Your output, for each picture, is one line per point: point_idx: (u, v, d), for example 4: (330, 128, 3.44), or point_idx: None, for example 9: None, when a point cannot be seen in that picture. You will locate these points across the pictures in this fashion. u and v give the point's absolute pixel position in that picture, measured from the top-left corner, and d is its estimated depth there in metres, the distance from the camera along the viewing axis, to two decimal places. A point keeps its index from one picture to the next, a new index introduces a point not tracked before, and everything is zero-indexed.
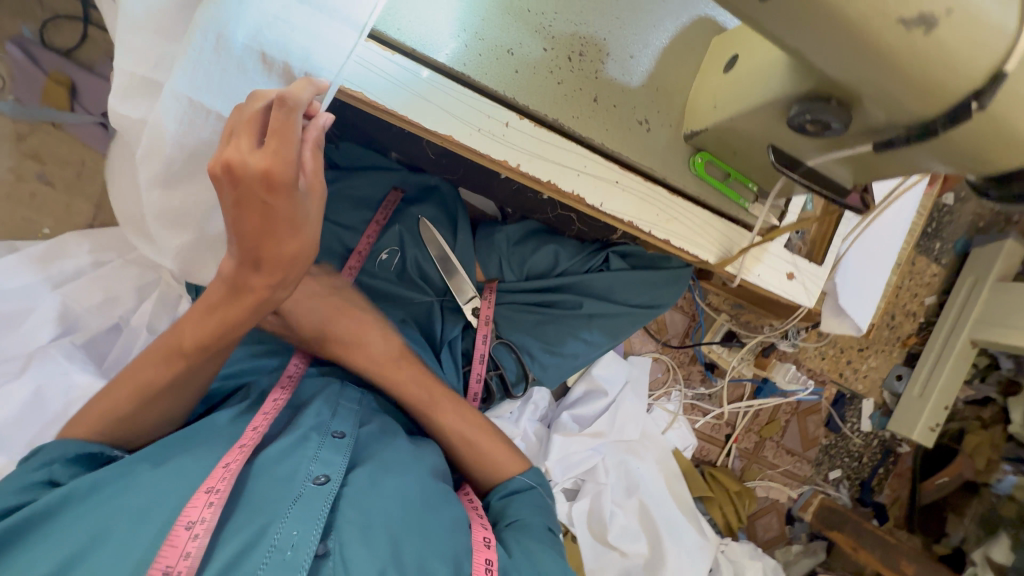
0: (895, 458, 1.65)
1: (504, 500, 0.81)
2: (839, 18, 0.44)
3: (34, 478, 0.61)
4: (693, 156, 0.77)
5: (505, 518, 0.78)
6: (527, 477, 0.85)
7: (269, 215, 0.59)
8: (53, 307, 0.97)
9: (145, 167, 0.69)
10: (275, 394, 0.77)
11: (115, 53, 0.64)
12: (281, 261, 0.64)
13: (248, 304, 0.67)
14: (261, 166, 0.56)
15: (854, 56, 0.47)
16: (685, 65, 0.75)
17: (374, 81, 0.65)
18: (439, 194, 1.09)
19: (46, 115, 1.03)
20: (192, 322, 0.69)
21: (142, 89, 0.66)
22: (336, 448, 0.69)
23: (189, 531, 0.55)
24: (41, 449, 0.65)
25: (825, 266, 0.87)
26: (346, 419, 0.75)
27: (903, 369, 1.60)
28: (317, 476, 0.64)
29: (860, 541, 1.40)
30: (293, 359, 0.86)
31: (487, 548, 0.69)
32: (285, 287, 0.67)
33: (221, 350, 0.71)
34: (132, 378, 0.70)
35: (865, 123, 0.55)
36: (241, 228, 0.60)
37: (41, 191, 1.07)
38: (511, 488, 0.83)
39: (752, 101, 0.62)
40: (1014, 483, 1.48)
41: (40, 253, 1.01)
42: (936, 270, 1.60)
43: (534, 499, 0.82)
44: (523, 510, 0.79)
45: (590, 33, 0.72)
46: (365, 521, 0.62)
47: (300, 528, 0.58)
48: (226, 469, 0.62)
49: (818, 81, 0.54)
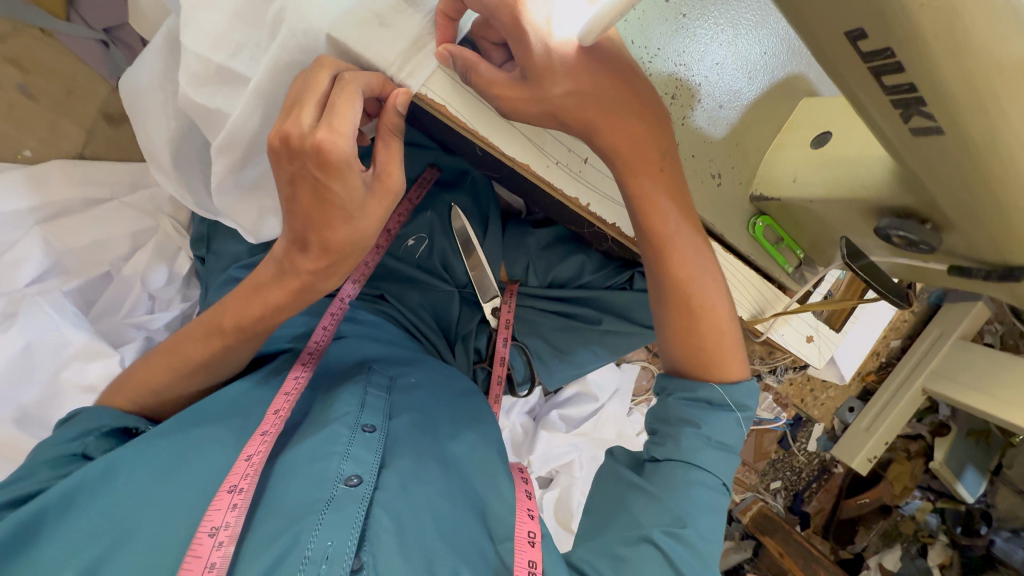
0: (828, 475, 1.73)
1: (685, 409, 0.63)
2: (978, 162, 0.42)
3: (69, 450, 0.59)
4: (754, 218, 0.77)
5: (669, 456, 0.61)
6: (723, 389, 0.64)
7: (331, 209, 0.54)
8: (38, 239, 0.87)
9: (218, 158, 0.65)
10: (296, 370, 0.72)
11: (182, 33, 0.58)
12: (330, 247, 0.56)
13: (294, 289, 0.60)
14: (319, 142, 0.50)
15: (964, 195, 0.46)
16: (768, 123, 0.73)
17: (459, 95, 0.62)
18: (473, 182, 1.04)
19: (32, 20, 0.85)
20: (237, 302, 0.63)
21: (218, 78, 0.61)
22: (367, 445, 0.63)
23: (213, 539, 0.52)
24: (79, 411, 0.63)
25: (841, 332, 0.95)
26: (376, 413, 0.68)
27: (856, 403, 1.67)
28: (349, 476, 0.59)
29: (787, 549, 1.54)
30: (321, 322, 0.82)
31: (531, 548, 0.61)
32: (339, 281, 0.61)
33: (261, 334, 0.64)
34: (169, 353, 0.65)
35: (946, 248, 0.56)
36: (297, 213, 0.55)
37: (19, 104, 0.91)
38: (699, 394, 0.64)
39: (838, 194, 0.62)
40: (918, 506, 1.66)
41: (24, 177, 0.90)
42: (908, 316, 1.63)
43: (723, 430, 0.62)
44: (701, 452, 0.60)
45: (686, 75, 0.68)
46: (400, 528, 0.57)
47: (335, 538, 0.53)
48: (248, 464, 0.59)
49: (922, 200, 0.53)
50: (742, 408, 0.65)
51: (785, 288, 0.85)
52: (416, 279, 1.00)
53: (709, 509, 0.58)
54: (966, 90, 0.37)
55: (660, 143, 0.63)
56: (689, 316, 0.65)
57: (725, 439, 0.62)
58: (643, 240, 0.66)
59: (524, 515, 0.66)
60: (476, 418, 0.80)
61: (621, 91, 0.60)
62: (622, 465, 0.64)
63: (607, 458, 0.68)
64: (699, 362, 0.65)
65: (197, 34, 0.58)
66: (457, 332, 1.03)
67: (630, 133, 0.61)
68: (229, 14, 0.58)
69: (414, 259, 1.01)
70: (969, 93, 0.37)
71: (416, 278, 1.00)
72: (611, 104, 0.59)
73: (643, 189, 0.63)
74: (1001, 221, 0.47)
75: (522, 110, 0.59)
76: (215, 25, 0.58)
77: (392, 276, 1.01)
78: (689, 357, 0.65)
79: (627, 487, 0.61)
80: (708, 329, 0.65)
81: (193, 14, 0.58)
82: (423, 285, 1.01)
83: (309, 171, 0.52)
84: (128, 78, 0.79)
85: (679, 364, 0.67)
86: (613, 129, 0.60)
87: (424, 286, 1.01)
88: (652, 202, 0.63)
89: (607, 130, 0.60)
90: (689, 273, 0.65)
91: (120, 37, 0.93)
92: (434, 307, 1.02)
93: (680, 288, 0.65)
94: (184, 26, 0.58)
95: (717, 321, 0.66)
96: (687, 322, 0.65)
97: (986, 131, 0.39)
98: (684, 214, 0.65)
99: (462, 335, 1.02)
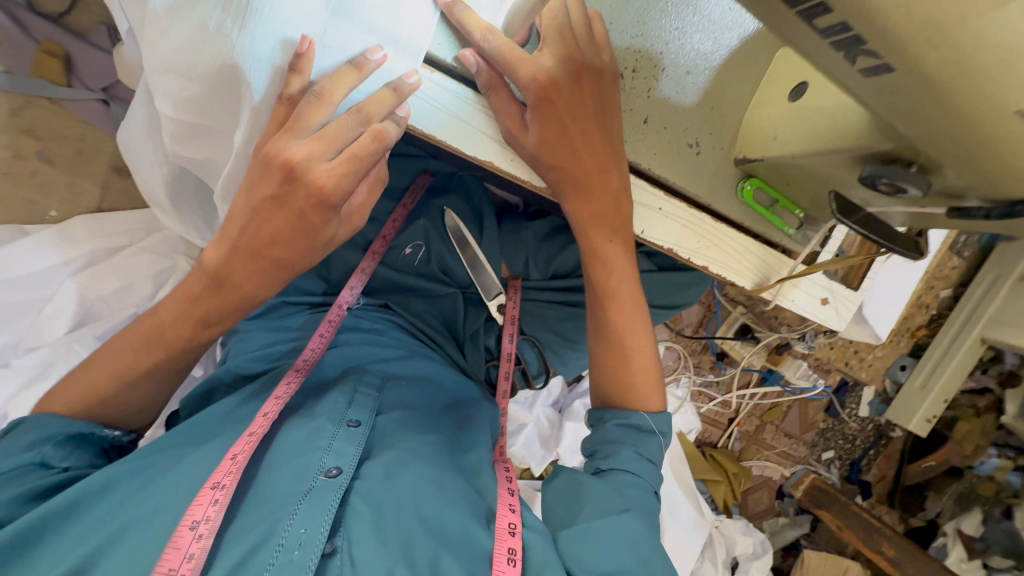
0: (887, 440, 1.63)
1: (619, 434, 0.70)
2: (920, 78, 0.39)
3: (25, 460, 0.57)
4: (742, 181, 0.74)
5: (612, 467, 0.67)
6: (651, 418, 0.72)
7: (311, 236, 0.59)
8: (70, 296, 0.96)
9: (222, 203, 0.71)
10: (289, 377, 0.74)
11: (156, 101, 0.64)
12: (257, 253, 0.59)
13: (231, 299, 0.62)
14: (286, 155, 0.54)
15: (929, 122, 0.43)
16: (743, 80, 0.70)
17: (418, 107, 0.62)
18: (463, 185, 1.02)
19: (38, 89, 0.95)
20: (178, 319, 0.63)
21: (192, 132, 0.67)
22: (350, 438, 0.64)
23: (192, 531, 0.52)
24: (25, 420, 0.61)
25: (860, 291, 0.89)
26: (363, 408, 0.69)
27: (908, 360, 1.51)
28: (329, 469, 0.59)
29: (846, 522, 1.43)
30: (310, 343, 0.81)
31: (511, 536, 0.60)
32: (271, 289, 0.63)
33: (206, 343, 0.67)
34: (111, 359, 0.65)
35: (943, 187, 0.51)
36: (253, 228, 0.58)
37: (42, 170, 1.01)
38: (630, 422, 0.71)
39: (819, 145, 0.59)
40: (996, 465, 1.46)
41: (47, 239, 0.98)
42: (957, 263, 1.45)
43: (652, 453, 0.70)
44: (634, 464, 0.67)
45: (645, 45, 0.67)
46: (377, 516, 0.56)
47: (309, 524, 0.53)
48: (232, 462, 0.59)
49: (900, 143, 0.49)
50: (663, 434, 0.73)
51: (788, 252, 0.82)
52: (417, 288, 0.98)
53: (646, 510, 0.65)
54: (907, 23, 0.36)
55: (621, 185, 0.66)
56: (622, 357, 0.73)
57: (653, 458, 0.70)
58: (588, 291, 0.73)
59: (506, 509, 0.64)
60: (466, 419, 0.80)
61: (590, 125, 0.62)
62: (576, 471, 0.68)
63: (556, 469, 0.72)
64: (628, 394, 0.73)
65: (165, 98, 0.63)
66: (465, 332, 0.99)
67: (583, 159, 0.63)
68: (179, 75, 0.60)
69: (414, 268, 0.98)
70: (909, 24, 0.36)
71: (418, 288, 0.98)
72: (579, 127, 0.62)
73: (594, 247, 0.70)
74: (994, 157, 0.42)
75: (500, 102, 0.61)
76: (174, 88, 0.62)
77: (389, 286, 0.99)
78: (610, 391, 0.74)
79: (582, 485, 0.66)
80: (633, 369, 0.73)
81: (159, 80, 0.62)
82: (426, 291, 0.99)
83: (293, 201, 0.56)
84: (123, 131, 0.85)
85: (607, 396, 0.74)
86: (573, 143, 0.63)
87: (428, 293, 0.99)
88: (596, 223, 0.68)
89: (565, 159, 0.63)
90: (626, 319, 0.73)
91: (116, 93, 0.98)
92: (439, 311, 1.00)
93: (615, 333, 0.73)
94: (154, 92, 0.64)
95: (642, 364, 0.74)
96: (614, 363, 0.73)
97: (948, 63, 0.37)
98: (620, 269, 0.72)
99: (471, 334, 0.99)
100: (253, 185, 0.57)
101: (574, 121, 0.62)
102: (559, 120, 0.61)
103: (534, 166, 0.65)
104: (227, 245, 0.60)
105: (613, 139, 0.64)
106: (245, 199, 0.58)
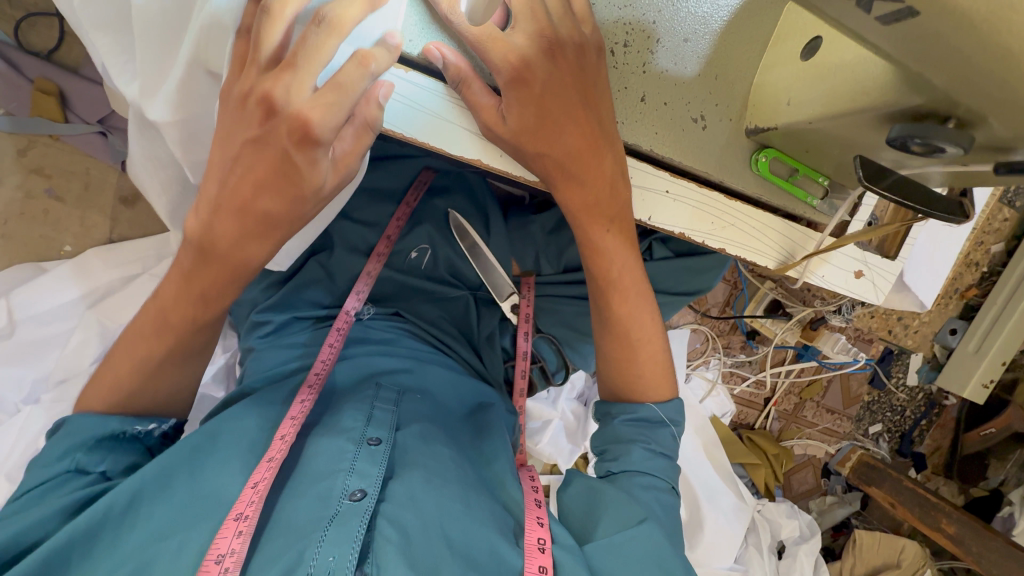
0: (939, 409, 1.53)
1: (629, 431, 0.67)
2: None
3: (61, 469, 0.57)
4: (755, 153, 0.68)
5: (624, 468, 0.65)
6: (662, 409, 0.69)
7: (296, 180, 0.56)
8: (89, 326, 0.98)
9: None
10: (303, 394, 0.72)
11: (154, 110, 0.67)
12: (250, 209, 0.57)
13: (225, 269, 0.60)
14: (264, 89, 0.52)
15: (966, 66, 0.39)
16: (749, 41, 0.64)
17: (392, 107, 0.58)
18: (464, 179, 0.98)
19: (40, 128, 0.97)
20: (176, 298, 0.62)
21: (188, 129, 0.68)
22: (372, 458, 0.62)
23: (219, 565, 0.52)
24: (66, 421, 0.61)
25: (898, 261, 0.82)
26: (382, 424, 0.67)
27: (959, 323, 1.39)
28: (353, 492, 0.58)
29: (899, 498, 1.35)
30: (318, 356, 0.79)
31: (542, 553, 0.58)
32: (264, 249, 0.61)
33: (213, 321, 0.65)
34: (118, 367, 0.64)
35: (987, 140, 0.44)
36: (235, 177, 0.56)
37: (53, 207, 1.03)
38: (640, 415, 0.68)
39: (843, 107, 0.53)
40: None
41: (66, 271, 1.01)
42: (1008, 215, 1.33)
43: (666, 446, 0.67)
44: (647, 464, 0.65)
45: (637, 15, 0.61)
46: (405, 539, 0.54)
47: (337, 551, 0.52)
48: (254, 490, 0.59)
49: (931, 96, 0.43)
50: (676, 423, 0.69)
51: (814, 223, 0.76)
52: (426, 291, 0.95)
53: (665, 507, 0.63)
54: None
55: (615, 169, 0.62)
56: (629, 348, 0.69)
57: (669, 452, 0.67)
58: (593, 282, 0.69)
59: (534, 523, 0.62)
60: (485, 429, 0.78)
61: (580, 109, 0.58)
62: (589, 479, 0.66)
63: (571, 474, 0.69)
64: (641, 384, 0.69)
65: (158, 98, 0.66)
66: (480, 335, 0.96)
67: (575, 145, 0.59)
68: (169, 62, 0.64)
69: (421, 272, 0.95)
70: None
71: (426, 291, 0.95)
72: (571, 110, 0.58)
73: (592, 238, 0.66)
74: None
75: (476, 88, 0.56)
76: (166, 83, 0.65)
77: (395, 289, 0.95)
78: (623, 387, 0.70)
79: (596, 494, 0.64)
80: (645, 360, 0.69)
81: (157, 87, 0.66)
82: (436, 298, 0.96)
83: (275, 140, 0.54)
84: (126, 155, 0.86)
85: (615, 388, 0.71)
86: (562, 126, 0.58)
87: (438, 297, 0.96)
88: (596, 211, 0.64)
89: (553, 147, 0.59)
90: (632, 310, 0.68)
91: (114, 123, 0.99)
92: (451, 314, 0.96)
93: (621, 324, 0.68)
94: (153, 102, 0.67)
95: (653, 353, 0.70)
96: (625, 355, 0.69)
97: None
98: (624, 257, 0.67)
99: (485, 335, 0.96)
100: (228, 130, 0.56)
101: (557, 103, 0.57)
102: (537, 104, 0.57)
103: (520, 155, 0.60)
104: (208, 204, 0.58)
105: (604, 122, 0.60)
106: (221, 152, 0.56)
